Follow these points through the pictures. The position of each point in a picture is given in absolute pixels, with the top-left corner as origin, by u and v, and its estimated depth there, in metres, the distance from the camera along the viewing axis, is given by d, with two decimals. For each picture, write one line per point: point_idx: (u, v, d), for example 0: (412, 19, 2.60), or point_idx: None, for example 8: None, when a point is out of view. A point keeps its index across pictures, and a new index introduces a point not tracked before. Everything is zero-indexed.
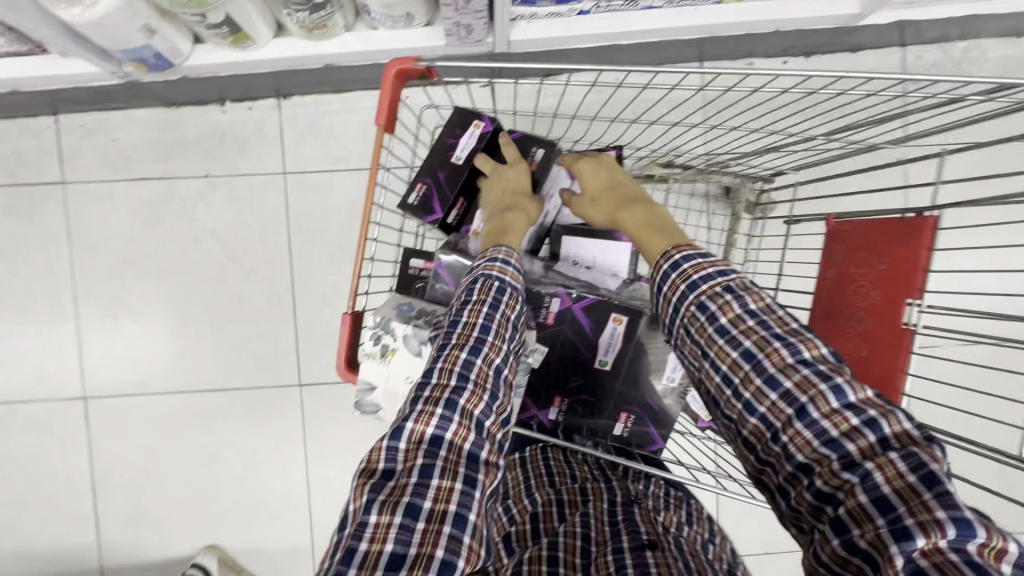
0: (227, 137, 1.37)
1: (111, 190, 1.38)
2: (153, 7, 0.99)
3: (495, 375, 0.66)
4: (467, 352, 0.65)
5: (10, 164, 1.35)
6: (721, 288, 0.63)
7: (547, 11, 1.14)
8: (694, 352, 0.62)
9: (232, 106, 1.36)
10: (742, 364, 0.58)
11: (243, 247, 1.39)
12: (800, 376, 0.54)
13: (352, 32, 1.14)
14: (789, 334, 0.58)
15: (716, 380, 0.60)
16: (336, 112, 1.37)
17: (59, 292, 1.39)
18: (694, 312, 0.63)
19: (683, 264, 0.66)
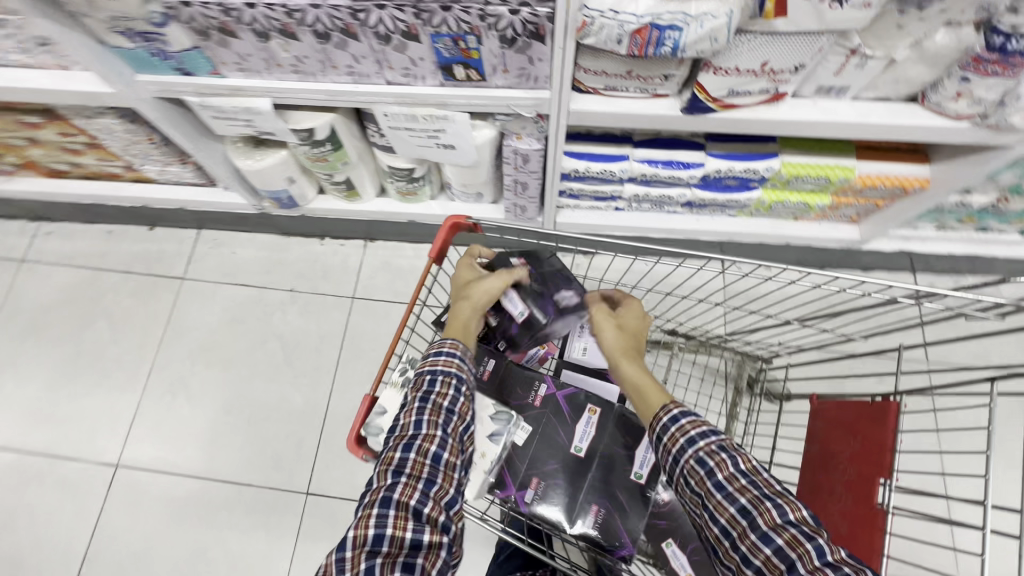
0: (317, 263, 1.67)
1: (215, 289, 1.67)
2: (299, 167, 1.36)
3: (433, 459, 0.68)
4: (407, 443, 0.69)
5: (152, 260, 1.71)
6: (715, 444, 0.66)
7: (588, 204, 1.42)
8: (693, 505, 0.65)
9: (329, 241, 1.69)
10: (738, 518, 0.60)
11: (301, 353, 1.59)
12: (791, 536, 0.57)
13: (435, 200, 1.48)
14: (779, 492, 0.61)
15: (713, 534, 0.62)
16: (408, 257, 1.66)
17: (140, 364, 1.61)
18: (693, 465, 0.66)
19: (682, 418, 0.70)
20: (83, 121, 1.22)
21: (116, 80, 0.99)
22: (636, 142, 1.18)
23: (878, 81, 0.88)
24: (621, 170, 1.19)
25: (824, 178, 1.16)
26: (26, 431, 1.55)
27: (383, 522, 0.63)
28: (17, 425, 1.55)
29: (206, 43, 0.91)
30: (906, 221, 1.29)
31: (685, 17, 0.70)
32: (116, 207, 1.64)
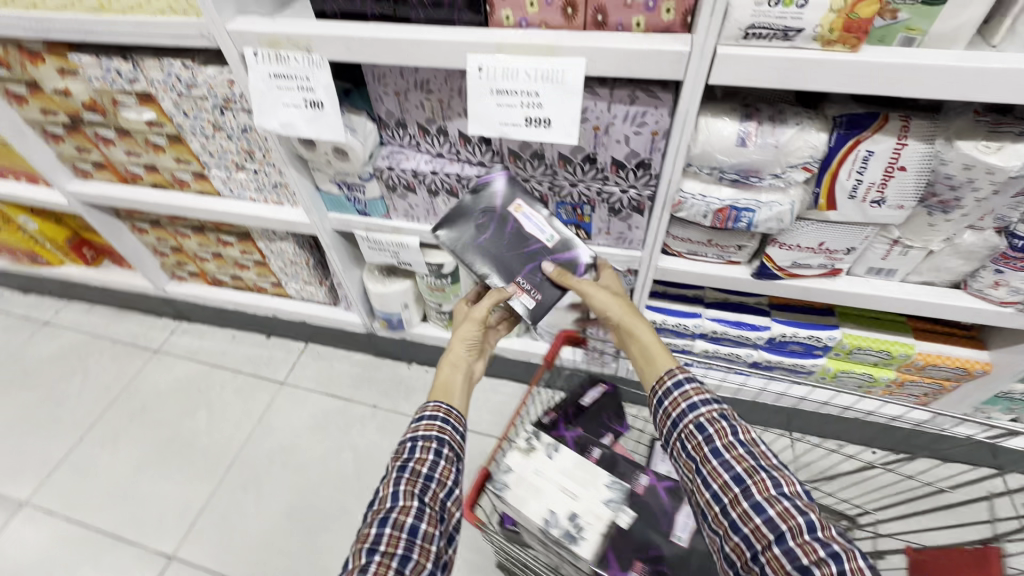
0: (402, 385, 1.84)
1: (307, 396, 1.84)
2: (415, 296, 1.62)
3: (416, 515, 0.76)
4: (394, 502, 0.77)
5: (261, 363, 1.94)
6: (718, 415, 0.81)
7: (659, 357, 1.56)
8: (693, 466, 0.80)
9: (416, 366, 1.88)
10: (733, 485, 0.75)
11: (370, 467, 1.65)
12: (782, 507, 0.70)
13: (519, 337, 1.67)
14: (772, 466, 0.75)
15: (708, 495, 0.76)
16: (484, 389, 1.80)
17: (223, 457, 1.71)
18: (693, 431, 0.81)
19: (685, 384, 0.85)
20: (266, 242, 1.58)
21: (314, 213, 1.34)
22: (707, 304, 1.38)
23: (921, 267, 1.07)
24: (694, 325, 1.36)
25: (886, 352, 1.27)
26: (102, 507, 1.62)
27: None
28: (95, 502, 1.63)
29: (391, 194, 1.25)
30: (978, 403, 1.34)
31: (758, 202, 0.95)
32: (248, 316, 1.94)
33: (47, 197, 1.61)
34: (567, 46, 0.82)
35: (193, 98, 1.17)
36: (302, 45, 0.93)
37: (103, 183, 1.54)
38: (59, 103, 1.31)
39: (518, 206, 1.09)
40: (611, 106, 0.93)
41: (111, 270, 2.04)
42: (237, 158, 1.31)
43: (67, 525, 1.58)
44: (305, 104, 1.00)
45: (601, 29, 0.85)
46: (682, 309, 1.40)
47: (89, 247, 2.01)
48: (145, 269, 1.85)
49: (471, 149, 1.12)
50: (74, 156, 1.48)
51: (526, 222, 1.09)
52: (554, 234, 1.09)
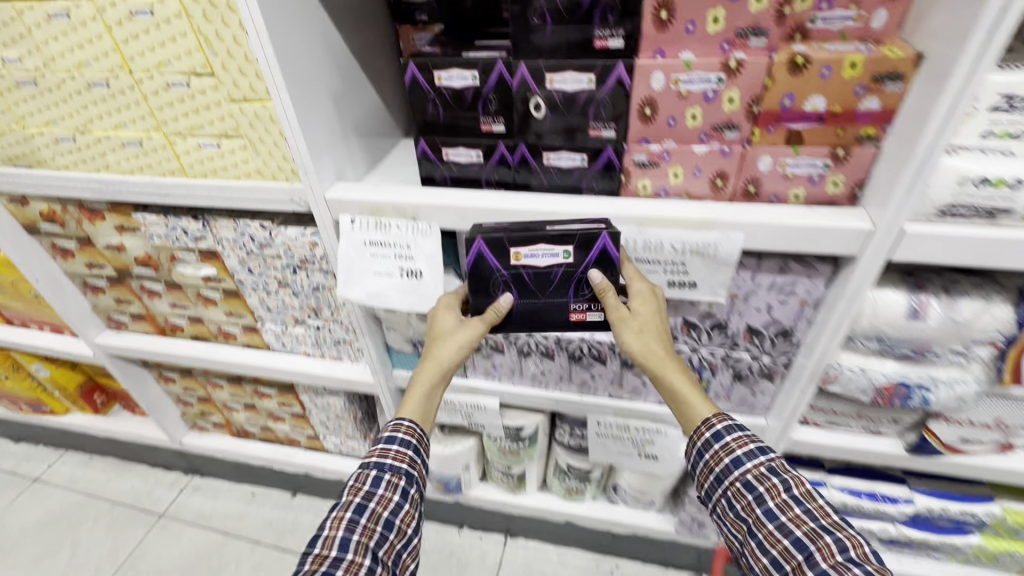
0: (452, 556, 1.56)
1: None
2: (478, 454, 1.42)
3: (367, 565, 0.70)
4: (342, 535, 0.71)
5: (284, 530, 1.66)
6: (766, 470, 0.75)
7: None
8: (744, 528, 0.74)
9: (467, 531, 1.61)
10: (795, 552, 0.68)
11: None
12: (849, 572, 0.63)
13: (595, 501, 1.44)
14: (834, 525, 0.68)
15: (766, 559, 0.71)
16: (551, 561, 1.53)
17: None
18: (741, 489, 0.76)
19: (728, 437, 0.79)
20: (312, 396, 1.41)
21: (380, 372, 1.18)
22: (829, 469, 1.20)
23: None
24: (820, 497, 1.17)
25: None
26: None
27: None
28: None
29: (472, 353, 1.11)
30: None
31: (934, 380, 0.82)
32: (274, 472, 1.70)
33: (72, 348, 1.46)
34: (723, 220, 0.74)
35: (262, 256, 1.07)
36: (408, 213, 0.85)
37: (137, 334, 1.40)
38: (109, 257, 1.20)
39: (519, 253, 0.80)
40: (756, 274, 0.83)
41: (122, 417, 1.82)
42: (297, 313, 1.18)
43: None
44: (402, 272, 0.89)
45: (751, 198, 0.77)
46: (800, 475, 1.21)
47: (100, 393, 1.81)
48: (164, 420, 1.64)
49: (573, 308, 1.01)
50: (111, 308, 1.35)
51: (535, 261, 0.80)
52: (568, 246, 0.77)
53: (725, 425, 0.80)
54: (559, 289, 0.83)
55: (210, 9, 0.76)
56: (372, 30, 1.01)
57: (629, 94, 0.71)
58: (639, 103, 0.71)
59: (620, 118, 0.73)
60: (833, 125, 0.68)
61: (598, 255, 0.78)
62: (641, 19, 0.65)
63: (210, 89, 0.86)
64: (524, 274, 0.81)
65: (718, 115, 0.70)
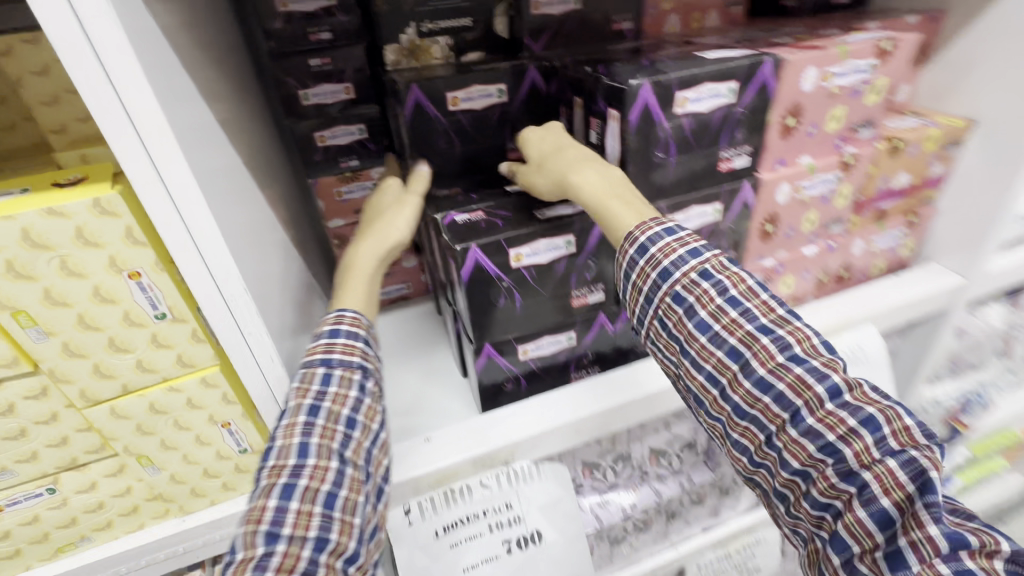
0: None
1: None
2: None
3: (338, 473, 0.41)
4: (298, 440, 0.41)
5: None
6: (696, 273, 0.45)
7: None
8: (677, 347, 0.46)
9: None
10: (726, 361, 0.43)
11: None
12: (789, 376, 0.41)
13: None
14: (777, 322, 0.43)
15: (699, 380, 0.45)
16: None
17: None
18: (670, 304, 0.45)
19: (650, 246, 0.46)
20: None
21: None
22: None
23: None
24: None
25: None
26: None
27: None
28: None
29: None
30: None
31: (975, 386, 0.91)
32: None
33: None
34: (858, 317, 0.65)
35: None
36: (495, 460, 0.53)
37: None
38: None
39: (454, 98, 0.57)
40: None
41: None
42: None
43: None
44: (508, 548, 0.56)
45: (844, 283, 0.71)
46: None
47: None
48: None
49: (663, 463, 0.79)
50: None
51: (472, 107, 0.58)
52: (501, 82, 0.57)
53: (649, 237, 0.45)
54: (493, 139, 0.60)
55: (35, 254, 0.35)
56: (277, 196, 0.65)
57: (753, 213, 0.57)
58: (761, 220, 0.58)
59: (740, 241, 0.59)
60: (910, 196, 0.67)
61: (531, 98, 0.60)
62: (768, 130, 0.52)
63: (26, 401, 0.40)
64: (461, 121, 0.58)
65: (830, 213, 0.62)
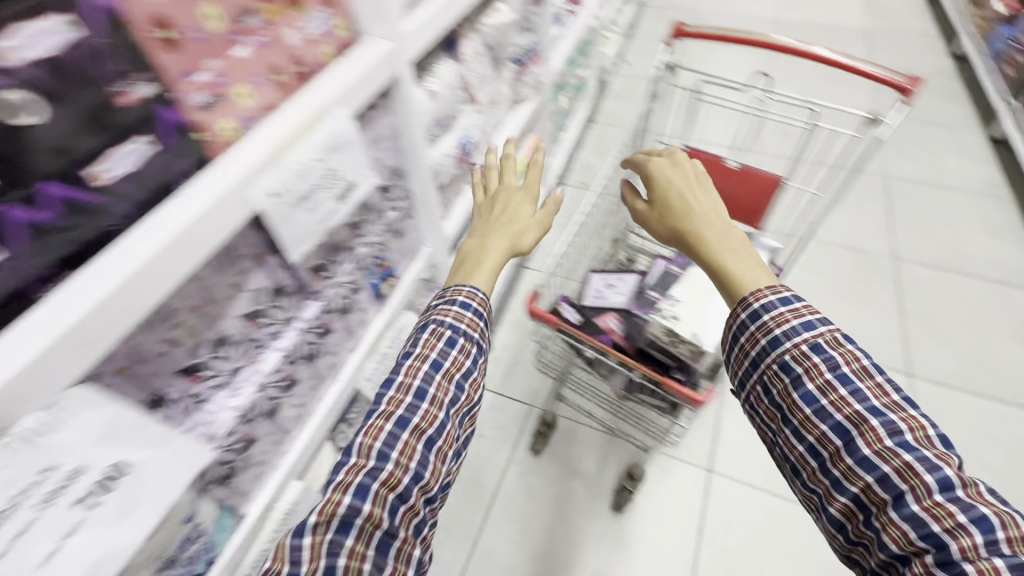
0: None
1: None
2: None
3: (423, 457, 0.56)
4: (403, 412, 0.57)
5: None
6: (807, 346, 0.56)
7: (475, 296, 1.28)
8: (778, 415, 0.58)
9: None
10: (818, 394, 0.54)
11: None
12: (898, 460, 0.48)
13: None
14: (890, 406, 0.51)
15: (819, 431, 0.53)
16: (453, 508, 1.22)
17: None
18: (775, 370, 0.58)
19: (761, 314, 0.59)
20: None
21: None
22: None
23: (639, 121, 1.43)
24: None
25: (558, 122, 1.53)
26: None
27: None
28: None
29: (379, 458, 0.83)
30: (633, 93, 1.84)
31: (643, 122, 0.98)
32: None
33: None
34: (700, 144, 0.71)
35: None
36: None
37: None
38: None
39: None
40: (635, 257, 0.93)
41: None
42: None
43: None
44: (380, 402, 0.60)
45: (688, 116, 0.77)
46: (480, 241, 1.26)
47: None
48: None
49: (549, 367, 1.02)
50: None
51: None
52: None
53: (762, 304, 0.60)
54: None
55: None
56: None
57: None
58: None
59: None
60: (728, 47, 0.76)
61: None
62: None
63: None
64: None
65: None
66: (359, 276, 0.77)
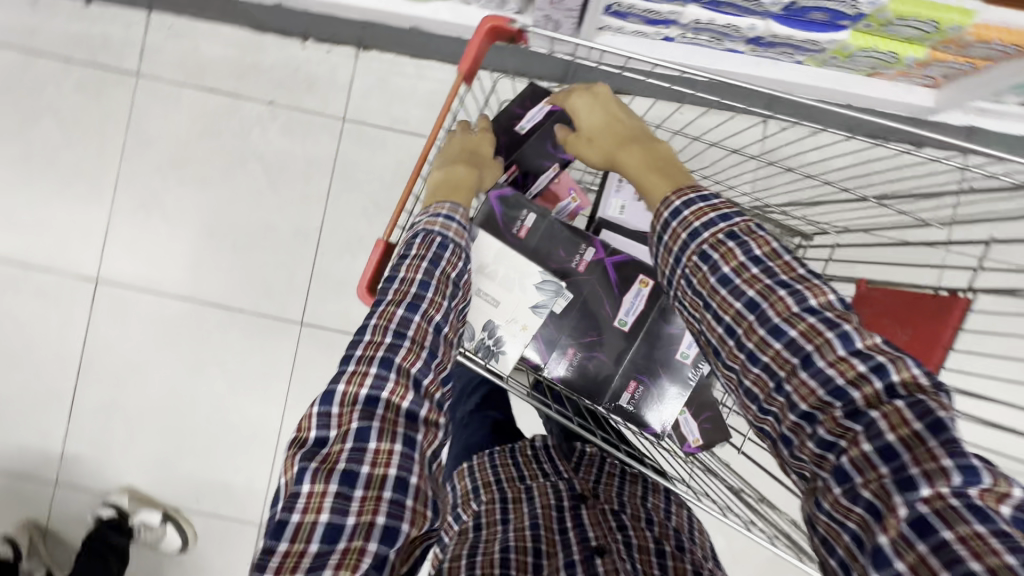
0: (299, 74, 1.06)
1: (179, 95, 1.07)
2: None
3: (427, 360, 0.48)
4: (409, 302, 0.50)
5: (91, 37, 1.06)
6: (724, 234, 0.48)
7: (648, 9, 0.81)
8: (697, 305, 0.48)
9: (314, 47, 1.06)
10: (746, 314, 0.45)
11: (285, 173, 1.07)
12: (802, 325, 0.42)
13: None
14: (771, 288, 0.45)
15: (718, 332, 0.47)
16: (404, 76, 1.06)
17: (23, 171, 1.08)
18: (696, 263, 0.48)
19: (683, 211, 0.51)
20: None
21: None
22: None
23: None
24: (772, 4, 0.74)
25: None
26: None
27: (347, 503, 0.40)
28: None
29: None
30: None
31: None
32: None
33: None
34: None
35: None
36: None
37: None
38: None
39: None
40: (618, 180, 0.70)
41: None
42: None
43: None
44: None
45: None
46: None
47: None
48: None
49: (516, 79, 0.96)
50: None
51: None
52: None
53: (685, 202, 0.51)
54: None
55: None
56: None
57: None
58: None
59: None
60: None
61: None
62: None
63: None
64: None
65: None
66: None
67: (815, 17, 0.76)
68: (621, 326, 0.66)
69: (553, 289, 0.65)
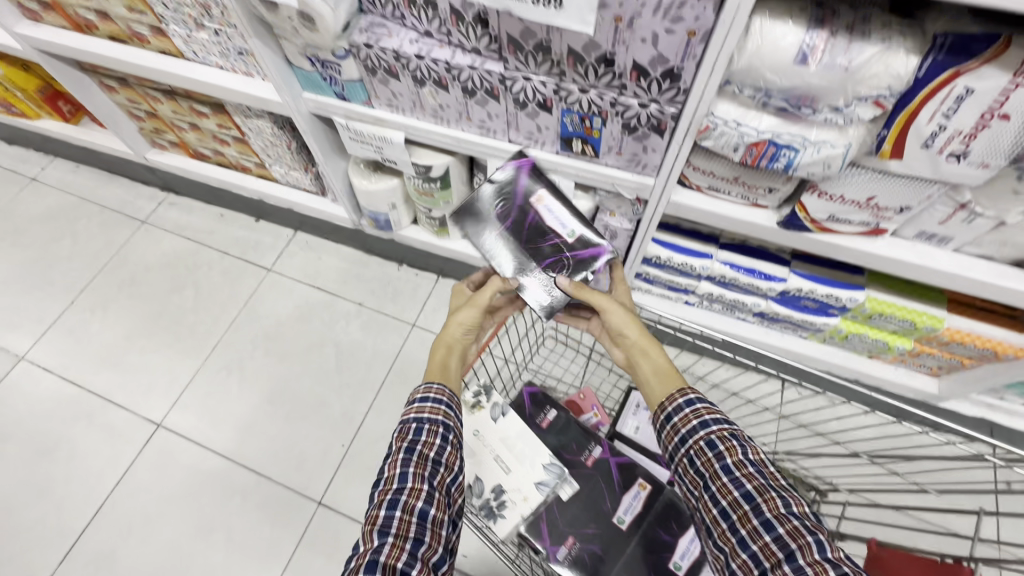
0: (389, 286, 1.34)
1: (293, 288, 1.35)
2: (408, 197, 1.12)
3: (411, 550, 0.50)
4: (393, 497, 0.54)
5: (250, 241, 1.42)
6: (727, 432, 0.55)
7: (668, 279, 1.04)
8: (699, 485, 0.54)
9: (406, 270, 1.36)
10: (741, 501, 0.49)
11: (352, 359, 1.25)
12: (786, 523, 0.46)
13: None
14: (759, 488, 0.49)
15: (713, 512, 0.51)
16: None
17: (151, 325, 1.32)
18: (702, 447, 0.55)
19: (698, 402, 0.59)
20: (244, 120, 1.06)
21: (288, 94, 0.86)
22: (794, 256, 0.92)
23: None
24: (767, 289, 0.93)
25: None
26: (89, 371, 1.27)
27: None
28: (93, 366, 1.27)
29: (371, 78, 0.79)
30: None
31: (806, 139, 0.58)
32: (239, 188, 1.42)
33: None
34: None
35: None
36: None
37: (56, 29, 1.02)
38: None
39: None
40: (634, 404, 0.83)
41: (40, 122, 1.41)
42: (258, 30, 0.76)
43: (64, 383, 1.25)
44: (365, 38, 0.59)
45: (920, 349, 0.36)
46: (750, 270, 0.92)
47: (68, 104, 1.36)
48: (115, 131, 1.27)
49: None
50: None
51: None
52: None
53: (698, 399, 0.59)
54: None
55: None
56: None
57: None
58: None
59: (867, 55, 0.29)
60: None
61: None
62: None
63: None
64: None
65: None
66: (556, 102, 0.70)
67: (807, 304, 0.94)
68: (620, 523, 0.71)
69: (556, 472, 0.71)
